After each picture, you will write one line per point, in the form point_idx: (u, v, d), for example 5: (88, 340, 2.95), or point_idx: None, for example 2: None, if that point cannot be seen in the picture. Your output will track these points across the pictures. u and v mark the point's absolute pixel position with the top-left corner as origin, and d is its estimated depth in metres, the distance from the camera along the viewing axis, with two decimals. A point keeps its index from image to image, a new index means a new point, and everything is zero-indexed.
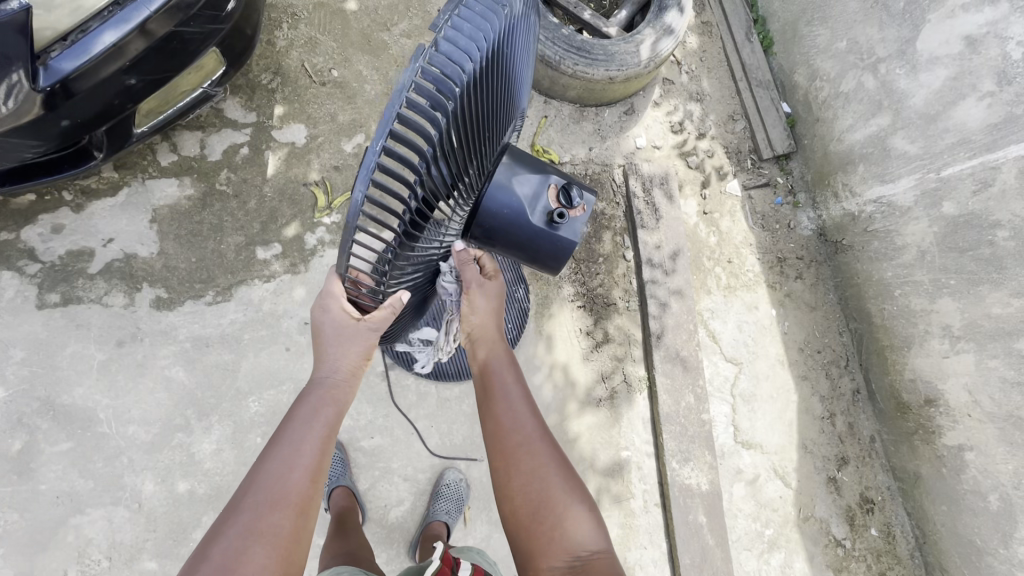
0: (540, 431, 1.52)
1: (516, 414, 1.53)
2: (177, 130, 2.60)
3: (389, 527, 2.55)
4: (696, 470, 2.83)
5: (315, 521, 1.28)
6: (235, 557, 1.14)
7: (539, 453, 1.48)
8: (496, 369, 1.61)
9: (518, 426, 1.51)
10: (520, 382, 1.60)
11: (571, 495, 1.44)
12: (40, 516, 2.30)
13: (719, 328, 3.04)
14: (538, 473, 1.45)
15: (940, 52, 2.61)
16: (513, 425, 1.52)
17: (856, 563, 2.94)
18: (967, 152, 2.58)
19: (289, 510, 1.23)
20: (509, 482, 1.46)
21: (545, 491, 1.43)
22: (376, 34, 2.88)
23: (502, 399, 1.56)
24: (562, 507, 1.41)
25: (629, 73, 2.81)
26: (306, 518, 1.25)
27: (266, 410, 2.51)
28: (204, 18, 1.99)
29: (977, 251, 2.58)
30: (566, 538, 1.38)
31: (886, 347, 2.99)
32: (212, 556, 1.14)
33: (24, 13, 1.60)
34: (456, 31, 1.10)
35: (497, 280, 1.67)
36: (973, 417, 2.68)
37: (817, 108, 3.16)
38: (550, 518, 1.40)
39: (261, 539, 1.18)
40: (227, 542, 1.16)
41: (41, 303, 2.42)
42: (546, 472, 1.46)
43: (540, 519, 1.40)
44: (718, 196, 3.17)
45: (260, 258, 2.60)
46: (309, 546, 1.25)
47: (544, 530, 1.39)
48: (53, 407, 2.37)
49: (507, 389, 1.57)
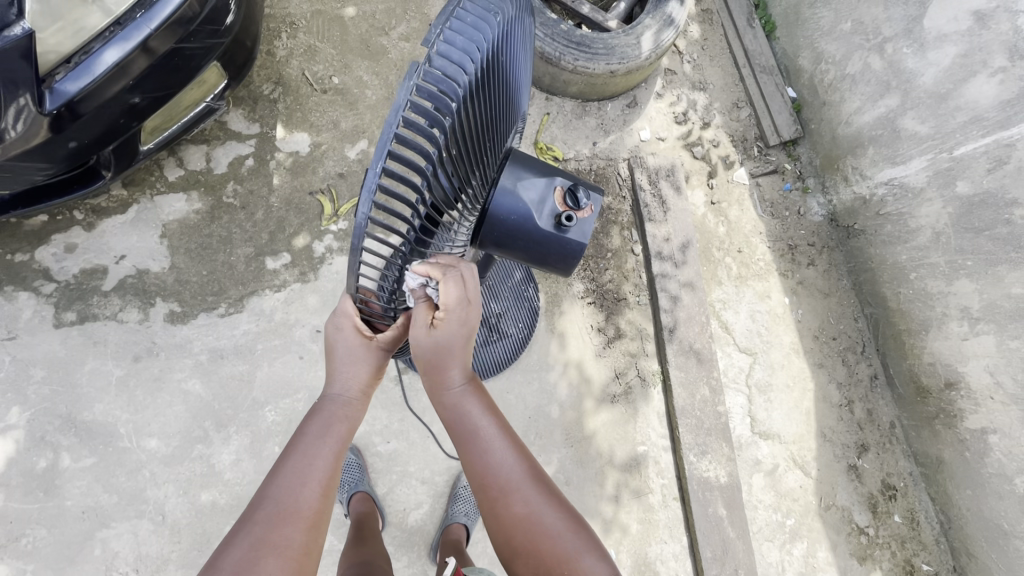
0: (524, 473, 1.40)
1: (497, 459, 1.40)
2: (182, 145, 2.62)
3: (409, 530, 2.56)
4: (714, 462, 2.81)
5: (322, 538, 1.28)
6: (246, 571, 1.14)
7: (525, 494, 1.38)
8: (471, 417, 1.43)
9: (497, 469, 1.39)
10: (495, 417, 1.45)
11: (567, 531, 1.35)
12: (67, 532, 2.34)
13: (732, 318, 3.01)
14: (529, 514, 1.36)
15: (948, 29, 2.58)
16: (492, 470, 1.39)
17: (880, 551, 2.90)
18: (980, 130, 2.53)
19: (300, 526, 1.23)
20: (501, 528, 1.37)
21: (537, 532, 1.34)
22: (375, 39, 2.88)
23: (473, 442, 1.42)
24: (559, 548, 1.32)
25: (631, 65, 2.77)
26: (316, 534, 1.25)
27: (283, 420, 2.53)
28: (204, 33, 2.00)
29: (994, 230, 2.53)
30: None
31: (903, 331, 2.94)
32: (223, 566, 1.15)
33: (27, 38, 1.62)
34: (449, 45, 1.08)
35: (452, 325, 1.33)
36: (996, 399, 2.63)
37: (824, 91, 3.11)
38: (549, 563, 1.31)
39: (270, 554, 1.17)
40: (237, 554, 1.15)
41: (58, 322, 2.46)
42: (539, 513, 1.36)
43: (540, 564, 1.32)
44: (725, 185, 3.14)
45: (270, 268, 2.62)
46: (319, 559, 1.26)
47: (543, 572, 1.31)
48: (75, 424, 2.41)
49: (479, 431, 1.42)
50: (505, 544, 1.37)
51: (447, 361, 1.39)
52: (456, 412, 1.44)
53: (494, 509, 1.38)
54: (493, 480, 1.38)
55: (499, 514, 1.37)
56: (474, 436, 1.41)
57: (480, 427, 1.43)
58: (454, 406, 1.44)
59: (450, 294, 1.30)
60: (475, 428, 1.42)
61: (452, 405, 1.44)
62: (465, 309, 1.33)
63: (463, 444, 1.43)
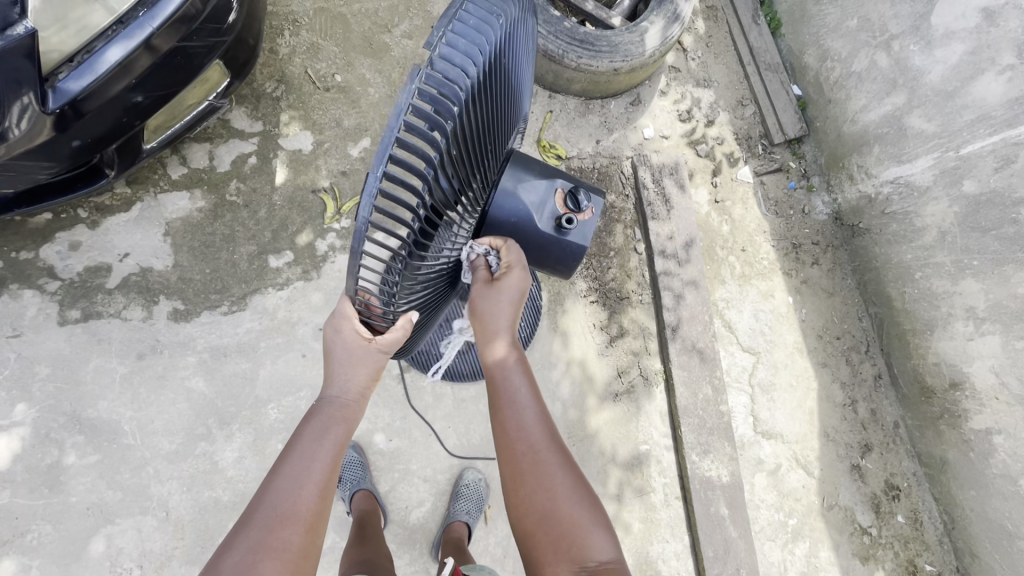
0: (550, 440, 1.41)
1: (525, 420, 1.42)
2: (185, 143, 2.63)
3: (411, 528, 2.57)
4: (717, 462, 2.81)
5: (321, 539, 1.29)
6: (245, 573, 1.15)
7: (546, 460, 1.38)
8: (507, 374, 1.46)
9: (523, 431, 1.40)
10: (529, 381, 1.48)
11: (581, 507, 1.35)
12: (72, 528, 2.35)
13: (736, 317, 3.00)
14: (548, 483, 1.35)
15: (956, 26, 2.55)
16: (520, 432, 1.40)
17: (882, 551, 2.89)
18: (987, 129, 2.51)
19: (298, 528, 1.24)
20: (516, 488, 1.37)
21: (552, 501, 1.34)
22: (378, 36, 2.87)
23: (507, 398, 1.44)
24: (570, 519, 1.33)
25: (634, 63, 2.75)
26: (313, 536, 1.26)
27: (286, 417, 2.54)
28: (206, 32, 2.00)
29: (1000, 230, 2.51)
30: (578, 551, 1.29)
31: (908, 331, 2.92)
32: (222, 569, 1.16)
33: (31, 38, 1.62)
34: (451, 48, 1.08)
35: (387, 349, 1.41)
36: (1000, 400, 2.62)
37: (829, 89, 3.08)
38: (558, 531, 1.31)
39: (269, 556, 1.19)
40: (236, 558, 1.17)
41: (63, 319, 2.47)
42: (557, 483, 1.36)
43: (550, 532, 1.32)
44: (729, 183, 3.12)
45: (273, 266, 2.63)
46: (317, 560, 1.27)
47: (550, 541, 1.31)
48: (80, 421, 2.42)
49: (514, 390, 1.45)
50: (515, 511, 1.37)
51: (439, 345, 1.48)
52: (496, 369, 1.48)
53: (515, 468, 1.38)
54: (518, 438, 1.39)
55: (516, 474, 1.37)
56: (509, 392, 1.44)
57: (515, 385, 1.46)
58: (494, 360, 1.49)
59: (511, 254, 1.51)
60: (511, 387, 1.45)
61: (497, 361, 1.48)
62: (525, 269, 1.52)
63: (496, 398, 1.46)
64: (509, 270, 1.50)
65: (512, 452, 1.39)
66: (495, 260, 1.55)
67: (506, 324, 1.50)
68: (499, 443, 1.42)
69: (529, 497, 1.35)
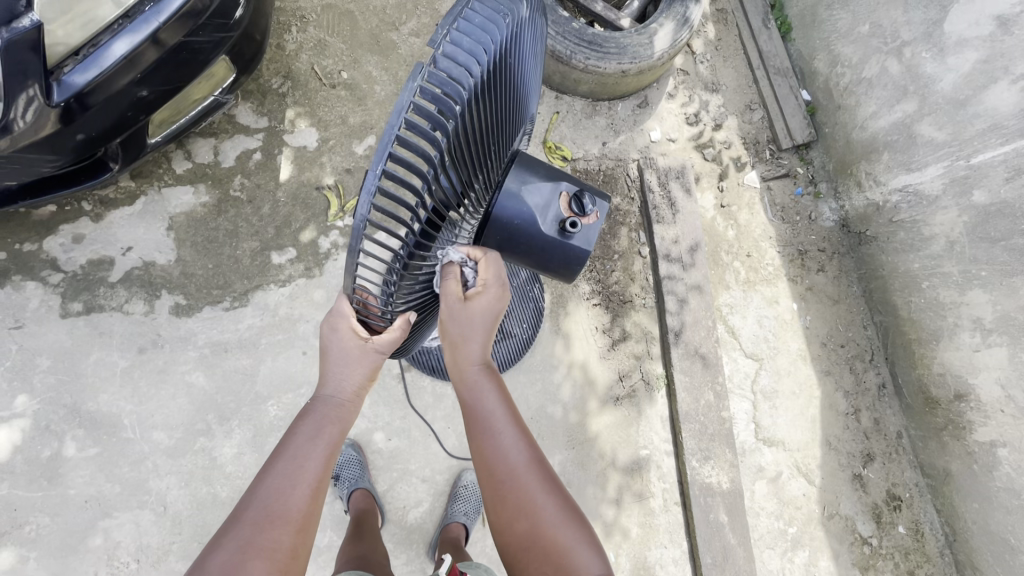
0: (529, 460, 1.40)
1: (503, 445, 1.41)
2: (191, 137, 2.63)
3: (409, 528, 2.56)
4: (717, 469, 2.79)
5: (310, 542, 1.27)
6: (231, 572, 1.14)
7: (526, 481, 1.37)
8: (481, 400, 1.46)
9: (501, 454, 1.39)
10: (506, 403, 1.47)
11: (565, 525, 1.32)
12: (70, 520, 2.36)
13: (739, 323, 2.98)
14: (529, 505, 1.33)
15: (970, 33, 2.52)
16: (499, 457, 1.39)
17: (883, 562, 2.87)
18: (999, 138, 2.48)
19: (289, 529, 1.23)
20: (499, 515, 1.36)
21: (534, 523, 1.32)
22: (385, 34, 2.86)
23: (483, 426, 1.44)
24: (556, 538, 1.30)
25: (642, 65, 2.73)
26: (302, 537, 1.24)
27: (286, 414, 2.54)
28: (212, 27, 1.99)
29: (1010, 241, 2.48)
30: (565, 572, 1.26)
31: (914, 340, 2.90)
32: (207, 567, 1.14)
33: (37, 30, 1.62)
34: (455, 46, 1.06)
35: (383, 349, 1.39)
36: (1006, 412, 2.59)
37: (839, 95, 3.06)
38: (542, 553, 1.29)
39: (257, 555, 1.17)
40: (224, 555, 1.15)
41: (65, 312, 2.47)
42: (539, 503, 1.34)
43: (535, 555, 1.29)
44: (736, 188, 3.10)
45: (276, 263, 2.62)
46: (306, 563, 1.25)
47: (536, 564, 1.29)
48: (80, 414, 2.43)
49: (490, 414, 1.45)
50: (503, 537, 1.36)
51: (474, 337, 1.49)
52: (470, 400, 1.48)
53: (496, 497, 1.37)
54: (497, 464, 1.39)
55: (499, 503, 1.36)
56: (484, 419, 1.44)
57: (491, 411, 1.45)
58: (470, 388, 1.49)
59: (489, 271, 1.47)
60: (487, 412, 1.45)
61: (472, 391, 1.48)
62: (501, 288, 1.49)
63: (473, 427, 1.46)
64: (485, 289, 1.46)
65: (492, 479, 1.38)
66: (471, 272, 1.48)
67: (479, 349, 1.50)
68: (480, 473, 1.41)
69: (512, 522, 1.33)
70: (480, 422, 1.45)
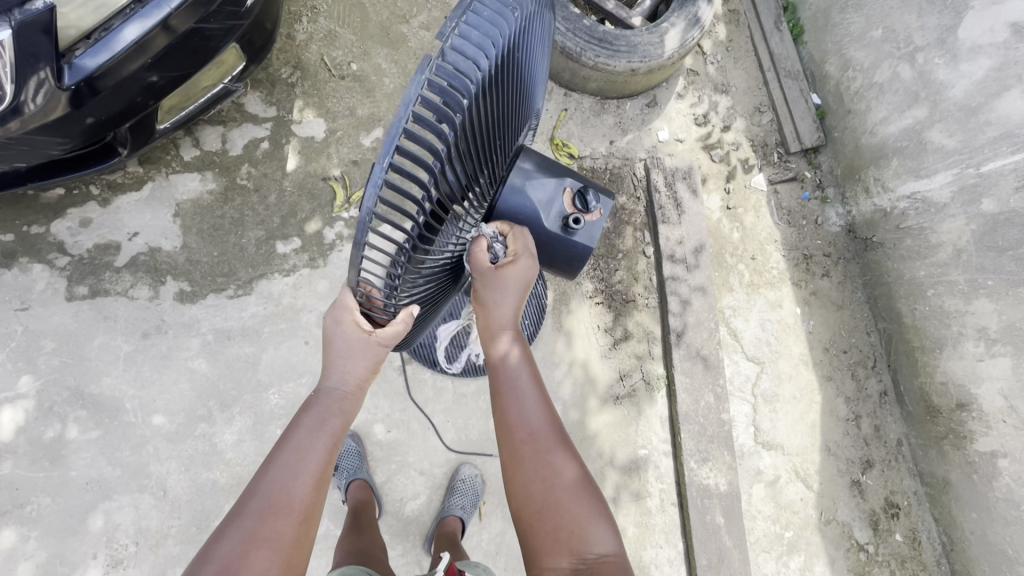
0: (551, 427, 1.41)
1: (526, 409, 1.42)
2: (199, 125, 2.64)
3: (406, 519, 2.58)
4: (715, 470, 2.79)
5: (314, 531, 1.29)
6: (236, 562, 1.16)
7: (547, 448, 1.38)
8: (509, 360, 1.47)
9: (525, 418, 1.41)
10: (531, 368, 1.49)
11: (581, 498, 1.34)
12: (71, 501, 2.38)
13: (742, 326, 2.97)
14: (547, 472, 1.35)
15: (984, 40, 2.49)
16: (522, 420, 1.40)
17: (878, 568, 2.86)
18: (1010, 147, 2.46)
19: (292, 519, 1.24)
20: (514, 478, 1.37)
21: (551, 490, 1.34)
22: (395, 27, 2.86)
23: (508, 387, 1.45)
24: (570, 509, 1.33)
25: (652, 64, 2.72)
26: (306, 528, 1.26)
27: (287, 403, 2.55)
28: (223, 14, 1.99)
29: (1017, 251, 2.46)
30: (574, 542, 1.29)
31: (917, 348, 2.88)
32: (214, 558, 1.16)
33: (49, 13, 1.62)
34: (463, 40, 1.06)
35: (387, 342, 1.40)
36: (1008, 423, 2.57)
37: (849, 99, 3.04)
38: (556, 521, 1.31)
39: (261, 545, 1.19)
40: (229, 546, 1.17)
41: (70, 295, 2.49)
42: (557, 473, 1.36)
43: (548, 523, 1.31)
44: (742, 190, 3.09)
45: (281, 252, 2.63)
46: (309, 552, 1.27)
47: (547, 531, 1.31)
48: (83, 397, 2.44)
49: (516, 376, 1.46)
50: (514, 499, 1.37)
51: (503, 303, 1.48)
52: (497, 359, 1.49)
53: (514, 457, 1.38)
54: (519, 425, 1.40)
55: (516, 465, 1.37)
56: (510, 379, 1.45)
57: (517, 374, 1.46)
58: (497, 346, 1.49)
59: (517, 243, 1.47)
60: (512, 373, 1.46)
61: (499, 350, 1.49)
62: (531, 259, 1.48)
63: (497, 385, 1.47)
64: (515, 258, 1.46)
65: (512, 441, 1.39)
66: (501, 246, 1.49)
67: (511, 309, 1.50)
68: (500, 431, 1.42)
69: (528, 487, 1.35)
70: (504, 383, 1.46)
